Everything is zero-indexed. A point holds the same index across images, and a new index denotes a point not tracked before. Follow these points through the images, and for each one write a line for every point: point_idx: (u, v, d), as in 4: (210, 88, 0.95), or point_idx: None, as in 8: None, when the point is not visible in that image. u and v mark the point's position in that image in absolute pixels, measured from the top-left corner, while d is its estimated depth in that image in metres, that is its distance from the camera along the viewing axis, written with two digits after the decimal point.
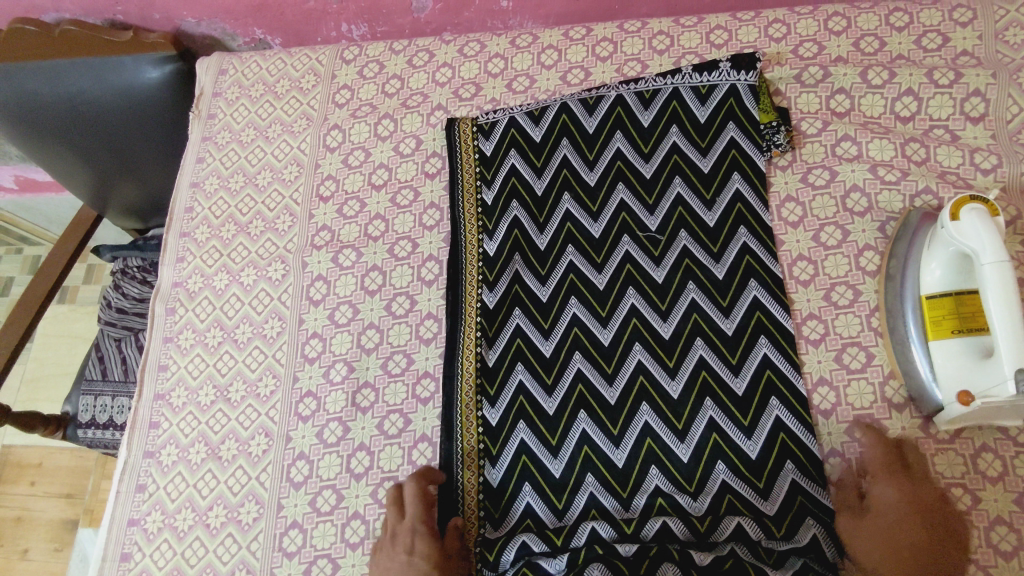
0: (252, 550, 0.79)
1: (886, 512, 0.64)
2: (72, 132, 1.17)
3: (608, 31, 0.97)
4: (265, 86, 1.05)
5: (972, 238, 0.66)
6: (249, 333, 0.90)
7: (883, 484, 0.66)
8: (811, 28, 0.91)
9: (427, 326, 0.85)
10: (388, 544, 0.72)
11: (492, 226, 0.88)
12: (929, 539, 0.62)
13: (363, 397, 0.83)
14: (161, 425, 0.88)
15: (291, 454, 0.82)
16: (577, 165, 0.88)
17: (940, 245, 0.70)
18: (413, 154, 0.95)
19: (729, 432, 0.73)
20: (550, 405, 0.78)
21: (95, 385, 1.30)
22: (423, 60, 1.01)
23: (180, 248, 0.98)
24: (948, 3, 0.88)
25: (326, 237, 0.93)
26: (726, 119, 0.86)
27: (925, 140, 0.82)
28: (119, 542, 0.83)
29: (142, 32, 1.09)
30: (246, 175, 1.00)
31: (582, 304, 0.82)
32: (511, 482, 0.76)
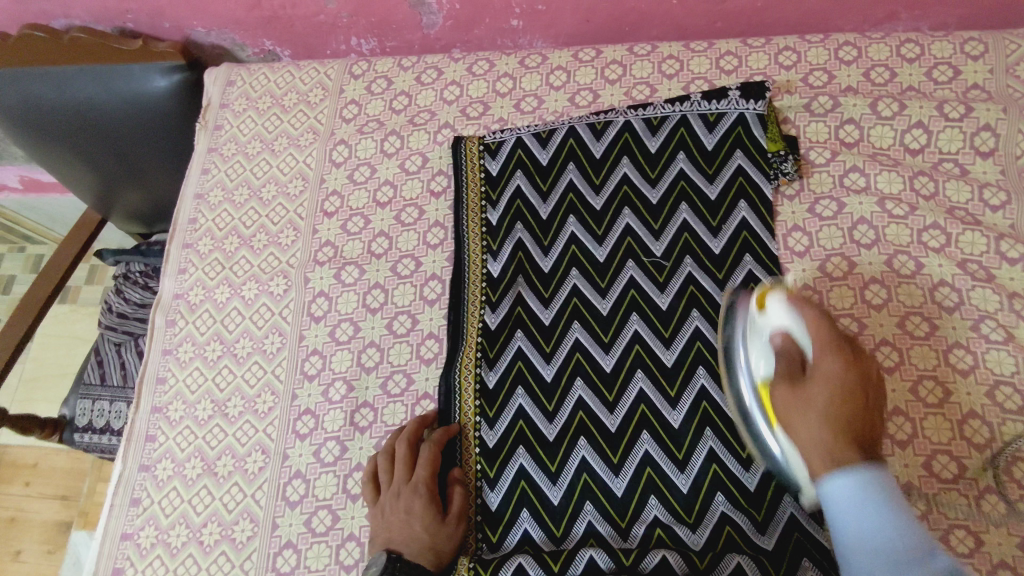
0: (246, 569, 0.78)
1: (829, 391, 0.59)
2: (78, 137, 1.17)
3: (618, 53, 0.96)
4: (273, 98, 1.04)
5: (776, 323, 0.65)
6: (249, 347, 0.89)
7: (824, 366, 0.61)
8: (822, 56, 0.91)
9: (428, 346, 0.85)
10: (392, 497, 0.75)
11: (496, 246, 0.87)
12: (850, 416, 0.58)
13: (361, 416, 0.83)
14: (157, 439, 0.87)
15: (287, 473, 0.82)
16: (583, 188, 0.88)
17: (755, 338, 0.67)
18: (419, 172, 0.95)
19: (728, 463, 0.73)
20: (550, 431, 0.77)
21: (93, 389, 1.29)
22: (432, 77, 1.00)
23: (183, 258, 0.98)
24: (960, 36, 0.88)
25: (329, 253, 0.93)
26: (733, 147, 0.85)
27: (934, 174, 0.82)
28: (111, 557, 0.82)
29: (151, 41, 1.09)
30: (251, 188, 1.00)
31: (584, 329, 0.81)
32: (509, 508, 0.75)
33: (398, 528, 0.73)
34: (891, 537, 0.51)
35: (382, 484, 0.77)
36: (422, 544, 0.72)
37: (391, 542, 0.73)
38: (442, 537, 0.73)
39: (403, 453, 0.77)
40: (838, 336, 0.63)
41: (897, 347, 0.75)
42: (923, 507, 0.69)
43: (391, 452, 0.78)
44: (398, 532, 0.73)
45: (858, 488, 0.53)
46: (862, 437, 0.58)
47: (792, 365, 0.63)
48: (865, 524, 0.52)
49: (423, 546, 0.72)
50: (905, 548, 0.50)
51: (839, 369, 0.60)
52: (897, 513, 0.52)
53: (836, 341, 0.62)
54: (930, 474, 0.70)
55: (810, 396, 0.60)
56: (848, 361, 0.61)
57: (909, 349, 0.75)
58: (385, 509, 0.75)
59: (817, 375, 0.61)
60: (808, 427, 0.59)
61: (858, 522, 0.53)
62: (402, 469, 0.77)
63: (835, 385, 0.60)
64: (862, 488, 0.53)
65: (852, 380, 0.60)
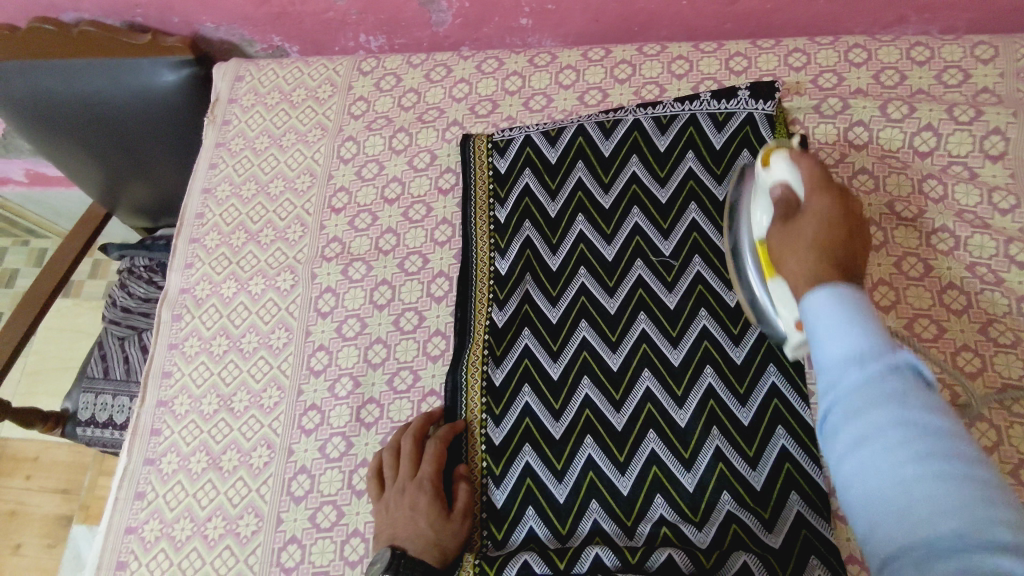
0: (250, 563, 0.78)
1: (817, 221, 0.59)
2: (86, 130, 1.17)
3: (628, 53, 0.96)
4: (281, 94, 1.04)
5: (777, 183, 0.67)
6: (255, 342, 0.89)
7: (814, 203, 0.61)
8: (832, 58, 0.91)
9: (435, 343, 0.85)
10: (397, 493, 0.75)
11: (504, 244, 0.87)
12: (837, 243, 0.58)
13: (367, 412, 0.83)
14: (163, 433, 0.87)
15: (292, 468, 0.82)
16: (592, 187, 0.88)
17: (760, 197, 0.69)
18: (427, 169, 0.95)
19: (735, 463, 0.72)
20: (557, 429, 0.77)
21: (96, 382, 1.29)
22: (441, 74, 1.00)
23: (189, 253, 0.98)
24: (969, 40, 0.88)
25: (336, 249, 0.93)
26: (741, 147, 0.85)
27: (943, 177, 0.82)
28: (115, 550, 0.82)
29: (160, 35, 1.08)
30: (258, 183, 1.00)
31: (592, 328, 0.81)
32: (515, 505, 0.75)
33: (402, 524, 0.73)
34: (860, 338, 0.47)
35: (387, 480, 0.77)
36: (427, 540, 0.72)
37: (396, 539, 0.72)
38: (447, 534, 0.73)
39: (409, 449, 0.77)
40: (831, 182, 0.63)
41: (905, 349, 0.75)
42: None
43: (396, 447, 0.78)
44: (403, 528, 0.73)
45: (831, 297, 0.50)
46: (850, 261, 0.56)
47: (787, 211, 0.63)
48: (834, 331, 0.48)
49: (429, 542, 0.72)
50: (873, 345, 0.46)
51: (826, 203, 0.61)
52: (866, 317, 0.48)
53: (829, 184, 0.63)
54: None
55: (799, 228, 0.60)
56: (840, 201, 0.61)
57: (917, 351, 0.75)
58: (390, 505, 0.75)
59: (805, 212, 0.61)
60: (795, 256, 0.58)
61: (827, 323, 0.49)
62: (408, 464, 0.76)
63: (823, 215, 0.60)
64: (832, 300, 0.50)
65: (838, 213, 0.60)
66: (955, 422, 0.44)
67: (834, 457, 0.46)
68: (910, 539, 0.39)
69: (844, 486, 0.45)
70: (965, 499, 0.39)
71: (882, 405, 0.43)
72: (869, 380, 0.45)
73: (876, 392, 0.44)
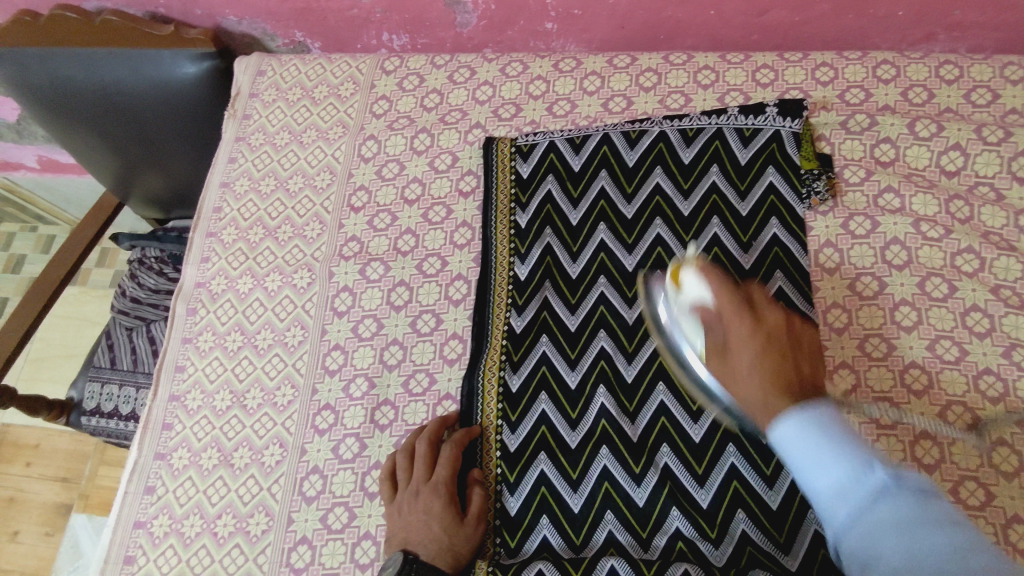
0: (259, 563, 0.77)
1: (747, 347, 0.61)
2: (103, 119, 1.17)
3: (654, 61, 0.96)
4: (303, 90, 1.04)
5: (693, 302, 0.67)
6: (270, 339, 0.89)
7: (734, 318, 0.63)
8: (859, 74, 0.90)
9: (452, 346, 0.84)
10: (410, 496, 0.74)
11: (524, 249, 0.86)
12: (780, 364, 0.60)
13: (382, 414, 0.82)
14: (174, 427, 0.87)
15: (305, 468, 0.81)
16: (615, 197, 0.87)
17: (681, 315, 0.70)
18: (448, 171, 0.94)
19: (750, 480, 0.72)
20: (573, 438, 0.76)
21: (103, 372, 1.28)
22: (464, 76, 1.00)
23: (206, 247, 0.97)
24: (1000, 60, 0.88)
25: (355, 248, 0.92)
26: (766, 163, 0.85)
27: (969, 198, 0.82)
28: (123, 544, 0.82)
29: (183, 27, 1.08)
30: (277, 178, 0.99)
31: (610, 337, 0.80)
32: (529, 514, 0.75)
33: (415, 527, 0.72)
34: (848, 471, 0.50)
35: (401, 482, 0.76)
36: (440, 545, 0.71)
37: (409, 543, 0.72)
38: (461, 538, 0.72)
39: (423, 451, 0.76)
40: (742, 299, 0.64)
41: (926, 370, 0.75)
42: None
43: (411, 449, 0.78)
44: (416, 532, 0.72)
45: (798, 427, 0.53)
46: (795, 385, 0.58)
47: (715, 336, 0.64)
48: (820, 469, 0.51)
49: (441, 547, 0.71)
50: (854, 471, 0.50)
51: (749, 330, 0.62)
52: (841, 439, 0.51)
53: (742, 299, 0.64)
54: (956, 499, 0.69)
55: (734, 361, 0.62)
56: (761, 321, 0.63)
57: (938, 373, 0.74)
58: (403, 508, 0.74)
59: (734, 336, 0.62)
60: (741, 390, 0.60)
61: (812, 452, 0.51)
62: (422, 467, 0.76)
63: (747, 342, 0.61)
64: (804, 428, 0.53)
65: (765, 336, 0.62)
66: (952, 513, 0.47)
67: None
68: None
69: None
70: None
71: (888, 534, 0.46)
72: (861, 510, 0.48)
73: (875, 518, 0.47)
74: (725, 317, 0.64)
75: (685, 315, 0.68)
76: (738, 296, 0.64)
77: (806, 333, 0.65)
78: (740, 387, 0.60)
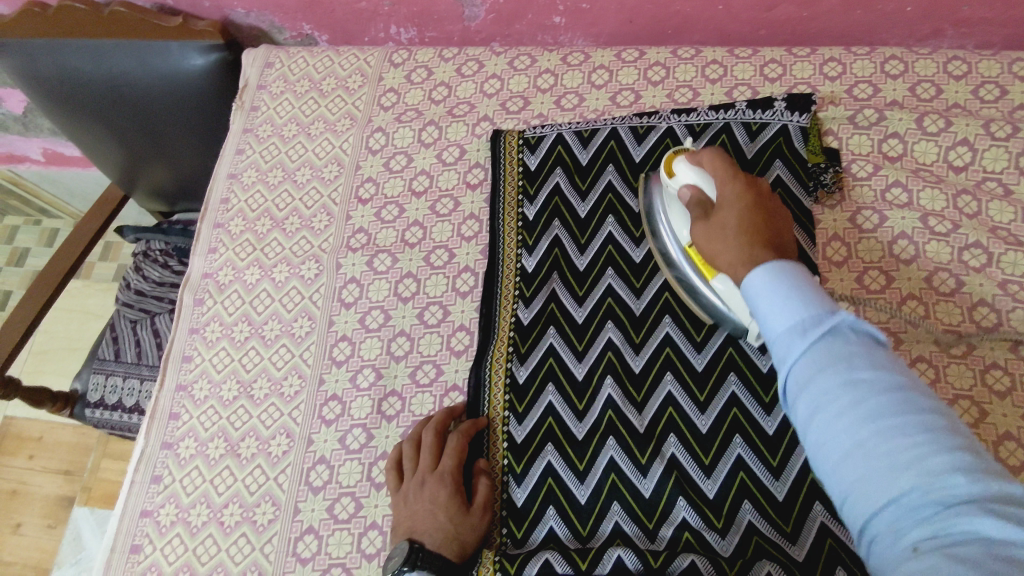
0: (265, 552, 0.77)
1: (735, 207, 0.65)
2: (110, 110, 1.17)
3: (662, 55, 0.96)
4: (311, 82, 1.04)
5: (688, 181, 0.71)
6: (276, 330, 0.89)
7: (726, 183, 0.67)
8: (867, 69, 0.90)
9: (459, 338, 0.84)
10: (416, 486, 0.75)
11: (532, 242, 0.86)
12: (764, 224, 0.64)
13: (389, 405, 0.82)
14: (181, 417, 0.87)
15: (312, 458, 0.81)
16: (622, 190, 0.87)
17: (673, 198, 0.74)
18: (455, 163, 0.94)
19: (756, 471, 0.72)
20: (580, 429, 0.77)
21: (107, 364, 1.28)
22: (472, 69, 1.00)
23: (213, 238, 0.97)
24: (1008, 56, 0.88)
25: (362, 239, 0.92)
26: (773, 156, 0.85)
27: (977, 193, 0.82)
28: (130, 533, 0.82)
29: (191, 19, 1.07)
30: (285, 170, 0.99)
31: (617, 329, 0.80)
32: (535, 504, 0.75)
33: (421, 516, 0.72)
34: (804, 314, 0.51)
35: (407, 471, 0.76)
36: (446, 534, 0.71)
37: (415, 532, 0.72)
38: (467, 528, 0.72)
39: (429, 441, 0.77)
40: (735, 166, 0.68)
41: (934, 363, 0.75)
42: None
43: (417, 440, 0.78)
44: (422, 521, 0.72)
45: (771, 275, 0.55)
46: (773, 244, 0.63)
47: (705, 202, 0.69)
48: (779, 313, 0.53)
49: (447, 536, 0.71)
50: (812, 314, 0.51)
51: (741, 192, 0.66)
52: (806, 288, 0.53)
53: (735, 170, 0.68)
54: None
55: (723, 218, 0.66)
56: (754, 186, 0.67)
57: (946, 366, 0.74)
58: (409, 497, 0.74)
59: (725, 201, 0.67)
60: (729, 241, 0.64)
61: (775, 296, 0.53)
62: (428, 456, 0.76)
63: (736, 203, 0.66)
64: (777, 278, 0.54)
65: (754, 199, 0.66)
66: (897, 362, 0.50)
67: (797, 421, 0.50)
68: (879, 500, 0.44)
69: (812, 450, 0.49)
70: (932, 457, 0.43)
71: (835, 372, 0.48)
72: (812, 348, 0.50)
73: (825, 355, 0.49)
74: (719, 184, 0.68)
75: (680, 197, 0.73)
76: (733, 167, 0.68)
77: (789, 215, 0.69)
78: (726, 242, 0.64)
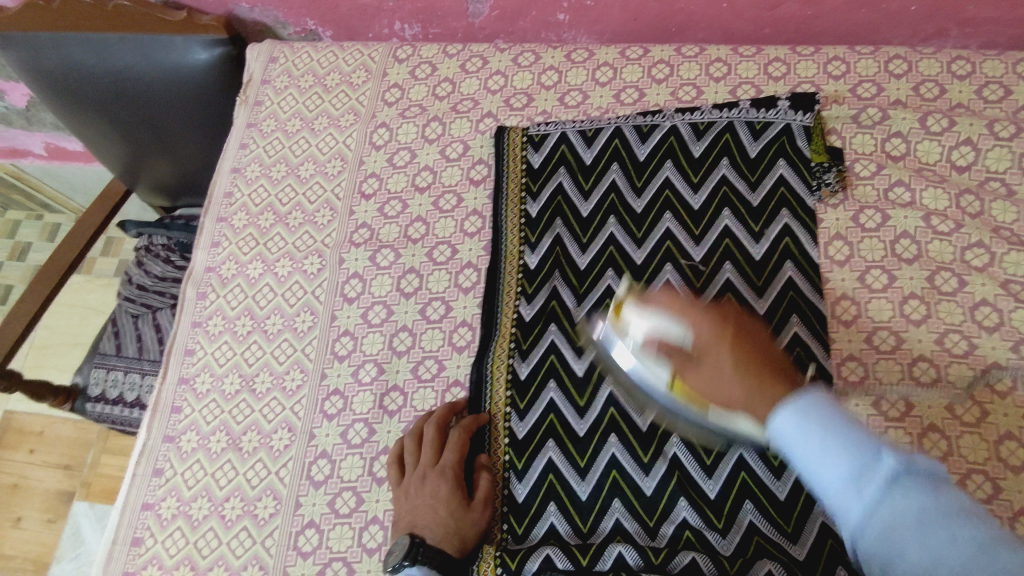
0: (266, 546, 0.77)
1: (720, 345, 0.58)
2: (113, 105, 1.17)
3: (666, 53, 0.96)
4: (315, 77, 1.04)
5: (645, 330, 0.63)
6: (279, 324, 0.89)
7: (695, 318, 0.60)
8: (871, 68, 0.90)
9: (460, 334, 0.84)
10: (418, 480, 0.75)
11: (534, 239, 0.87)
12: (758, 353, 0.57)
13: (391, 400, 0.82)
14: (183, 411, 0.87)
15: (313, 452, 0.81)
16: (625, 190, 0.87)
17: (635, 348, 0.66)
18: (459, 159, 0.95)
19: (758, 472, 0.72)
20: (581, 427, 0.77)
21: (108, 359, 1.28)
22: (476, 65, 1.00)
23: (216, 232, 0.97)
24: (1012, 56, 0.88)
25: (365, 235, 0.92)
26: (776, 156, 0.85)
27: (980, 193, 0.82)
28: (131, 526, 0.82)
29: (196, 13, 1.09)
30: (288, 165, 0.99)
31: None
32: (536, 501, 0.75)
33: (422, 511, 0.73)
34: (852, 464, 0.48)
35: (408, 465, 0.76)
36: (447, 530, 0.71)
37: (416, 527, 0.72)
38: (468, 523, 0.72)
39: (431, 435, 0.77)
40: (689, 301, 0.61)
41: (935, 363, 0.75)
42: None
43: (419, 434, 0.78)
44: (423, 516, 0.72)
45: (801, 418, 0.51)
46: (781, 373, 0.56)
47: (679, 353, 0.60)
48: (824, 463, 0.49)
49: (448, 532, 0.71)
50: (862, 460, 0.48)
51: (715, 331, 0.58)
52: (847, 426, 0.49)
53: (692, 303, 0.61)
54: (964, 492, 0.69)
55: (713, 370, 0.58)
56: (718, 317, 0.59)
57: (947, 366, 0.74)
58: (410, 491, 0.74)
59: (703, 340, 0.59)
60: (738, 393, 0.56)
61: (821, 454, 0.49)
62: (430, 451, 0.76)
63: (719, 342, 0.58)
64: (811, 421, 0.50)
65: (732, 334, 0.58)
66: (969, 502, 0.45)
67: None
68: None
69: None
70: None
71: (904, 530, 0.44)
72: (874, 504, 0.46)
73: (887, 511, 0.45)
74: (683, 330, 0.60)
75: (642, 351, 0.64)
76: (686, 302, 0.61)
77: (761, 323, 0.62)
78: (739, 399, 0.56)
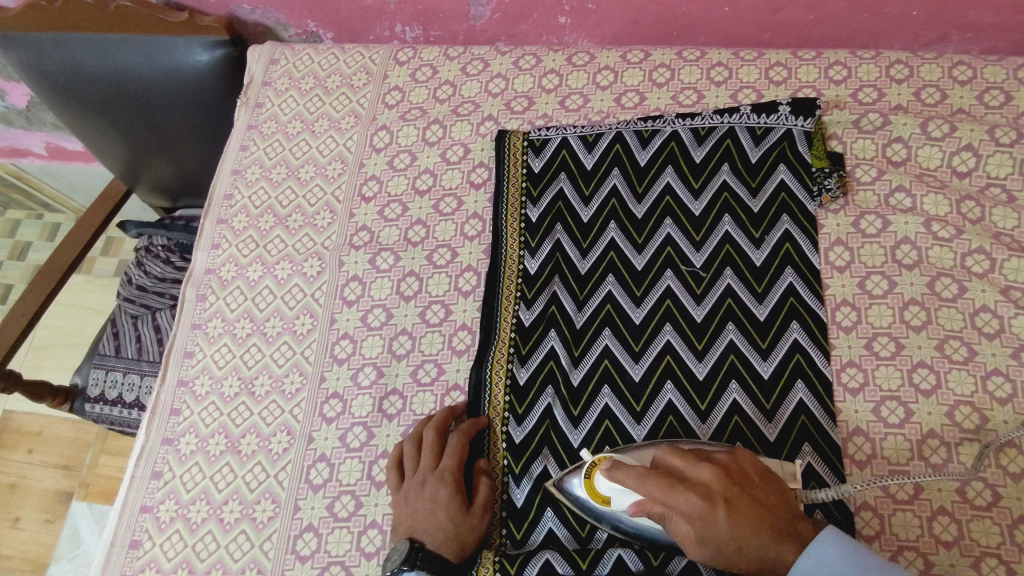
0: (265, 549, 0.77)
1: (714, 520, 0.57)
2: (114, 106, 1.17)
3: (667, 57, 0.96)
4: (316, 80, 1.04)
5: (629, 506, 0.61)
6: (279, 327, 0.89)
7: (680, 497, 0.58)
8: (872, 73, 0.90)
9: (460, 338, 0.84)
10: (417, 484, 0.75)
11: (534, 244, 0.86)
12: (752, 510, 0.58)
13: (390, 404, 0.82)
14: (182, 413, 0.87)
15: (312, 456, 0.81)
16: (626, 195, 0.87)
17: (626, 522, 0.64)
18: (459, 162, 0.94)
19: None
20: (575, 436, 0.76)
21: (108, 359, 1.28)
22: (477, 68, 1.00)
23: (216, 234, 0.97)
24: (1013, 62, 0.88)
25: (365, 237, 0.92)
26: (777, 161, 0.85)
27: (981, 199, 0.82)
28: (129, 529, 0.82)
29: (197, 14, 1.09)
30: (289, 167, 0.99)
31: (615, 336, 0.80)
32: (534, 506, 0.74)
33: (422, 515, 0.73)
34: None
35: (408, 469, 0.76)
36: (447, 534, 0.71)
37: (416, 531, 0.72)
38: (468, 528, 0.72)
39: (431, 440, 0.77)
40: (668, 480, 0.59)
41: (935, 370, 0.75)
42: (955, 532, 0.68)
43: (418, 438, 0.78)
44: (423, 520, 0.72)
45: (818, 561, 0.57)
46: (777, 523, 0.59)
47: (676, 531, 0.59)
48: None
49: (447, 537, 0.71)
50: None
51: (705, 506, 0.57)
52: (874, 569, 0.56)
53: (672, 482, 0.59)
54: (963, 499, 0.69)
55: (714, 545, 0.58)
56: (699, 489, 0.58)
57: (947, 372, 0.74)
58: (410, 495, 0.74)
59: (699, 525, 0.58)
60: (746, 556, 0.58)
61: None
62: (429, 455, 0.76)
63: (713, 519, 0.57)
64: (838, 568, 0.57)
65: (722, 502, 0.58)
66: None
67: None
68: None
69: None
70: None
71: None
72: None
73: None
74: (671, 509, 0.59)
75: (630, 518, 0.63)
76: (662, 482, 0.59)
77: (732, 458, 0.62)
78: (749, 563, 0.58)
